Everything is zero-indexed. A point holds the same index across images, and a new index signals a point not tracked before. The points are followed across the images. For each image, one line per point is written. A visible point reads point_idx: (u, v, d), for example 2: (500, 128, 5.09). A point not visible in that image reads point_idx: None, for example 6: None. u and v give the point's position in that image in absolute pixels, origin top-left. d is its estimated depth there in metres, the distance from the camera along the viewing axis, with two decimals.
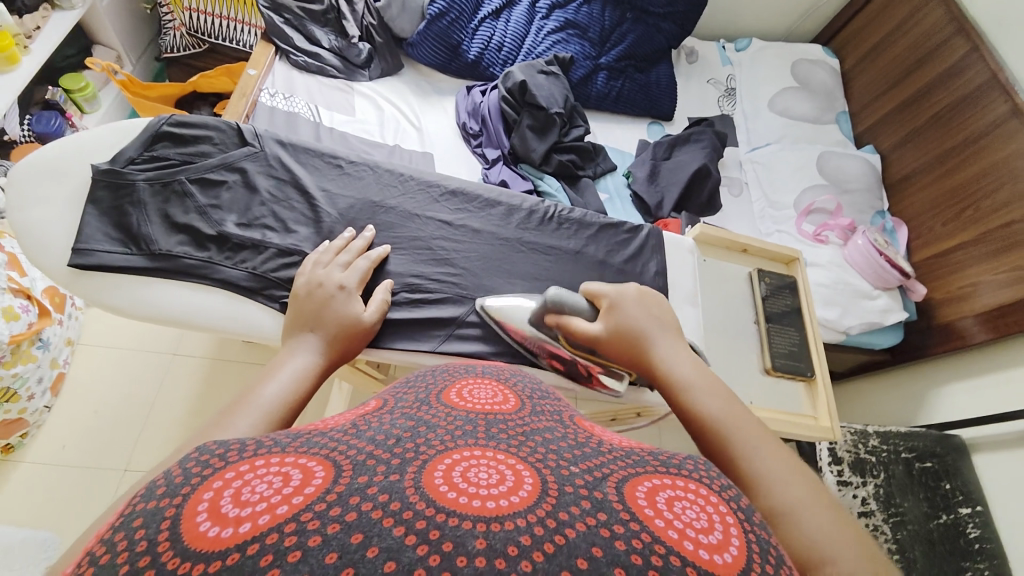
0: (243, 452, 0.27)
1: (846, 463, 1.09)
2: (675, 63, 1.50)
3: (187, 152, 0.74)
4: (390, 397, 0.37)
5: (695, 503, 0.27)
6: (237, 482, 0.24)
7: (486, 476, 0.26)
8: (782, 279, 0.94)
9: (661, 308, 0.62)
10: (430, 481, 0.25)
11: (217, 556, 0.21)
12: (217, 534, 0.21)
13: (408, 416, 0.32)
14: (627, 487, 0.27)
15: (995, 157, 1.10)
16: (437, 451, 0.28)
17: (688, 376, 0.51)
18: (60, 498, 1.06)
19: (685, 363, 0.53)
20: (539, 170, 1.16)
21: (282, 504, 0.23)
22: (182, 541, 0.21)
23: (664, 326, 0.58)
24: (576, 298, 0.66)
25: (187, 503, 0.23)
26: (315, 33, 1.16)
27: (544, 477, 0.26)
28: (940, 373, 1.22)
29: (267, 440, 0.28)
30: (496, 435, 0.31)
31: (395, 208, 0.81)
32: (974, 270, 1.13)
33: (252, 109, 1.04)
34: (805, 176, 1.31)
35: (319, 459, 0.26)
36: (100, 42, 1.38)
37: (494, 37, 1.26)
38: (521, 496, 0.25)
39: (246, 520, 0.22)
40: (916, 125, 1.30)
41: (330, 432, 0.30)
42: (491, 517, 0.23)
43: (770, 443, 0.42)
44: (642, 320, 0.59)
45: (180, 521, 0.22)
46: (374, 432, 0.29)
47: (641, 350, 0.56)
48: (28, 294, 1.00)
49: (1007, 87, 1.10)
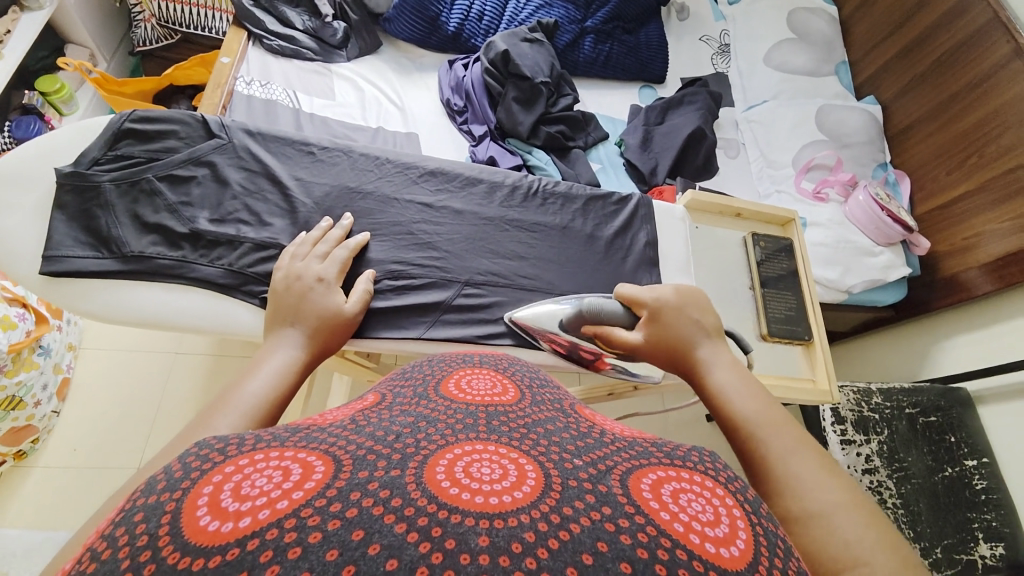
0: (243, 446, 0.26)
1: (849, 422, 1.01)
2: (665, 21, 1.43)
3: (152, 148, 0.73)
4: (387, 391, 0.35)
5: (700, 495, 0.26)
6: (237, 476, 0.23)
7: (489, 472, 0.26)
8: (777, 242, 0.92)
9: (702, 310, 0.59)
10: (432, 476, 0.24)
11: (216, 551, 0.20)
12: (216, 528, 0.21)
13: (408, 410, 0.31)
14: (631, 479, 0.26)
15: (999, 101, 1.06)
16: (439, 446, 0.27)
17: (724, 379, 0.50)
18: (76, 497, 1.10)
19: (724, 365, 0.52)
20: (527, 144, 1.12)
21: (282, 499, 0.22)
22: (182, 535, 0.21)
23: (703, 329, 0.57)
24: (612, 306, 0.65)
25: (186, 497, 0.22)
26: (287, 15, 1.12)
27: (548, 472, 0.26)
28: (946, 325, 1.21)
29: (266, 433, 0.27)
30: (498, 428, 0.30)
31: (373, 193, 0.79)
32: (978, 221, 1.10)
33: (228, 99, 1.00)
34: (803, 132, 1.26)
35: (319, 454, 0.25)
36: (73, 40, 1.33)
37: (473, 6, 1.20)
38: (524, 492, 0.24)
39: (246, 515, 0.21)
40: (917, 72, 1.24)
41: (330, 427, 0.28)
42: (495, 514, 0.22)
43: (806, 447, 0.41)
44: (680, 325, 0.57)
45: (180, 514, 0.22)
46: (373, 428, 0.28)
47: (680, 353, 0.55)
48: (24, 303, 0.99)
49: (1009, 25, 1.04)
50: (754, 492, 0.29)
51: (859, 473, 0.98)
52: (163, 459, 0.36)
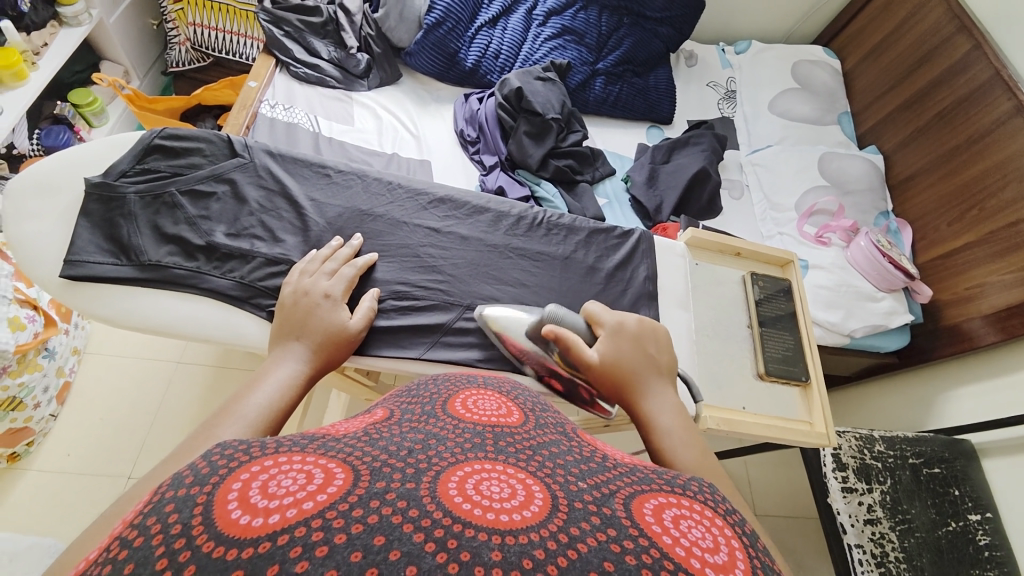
0: (266, 448, 0.26)
1: (851, 468, 0.98)
2: (674, 67, 1.49)
3: (177, 164, 0.76)
4: (395, 407, 0.36)
5: (700, 522, 0.27)
6: (263, 475, 0.24)
7: (499, 490, 0.26)
8: (777, 283, 0.93)
9: (660, 347, 0.60)
10: (445, 491, 0.25)
11: (248, 543, 0.20)
12: (247, 522, 0.21)
13: (417, 426, 0.31)
14: (634, 503, 0.26)
15: (1001, 155, 1.08)
16: (449, 462, 0.27)
17: (668, 427, 0.49)
18: (64, 502, 1.08)
19: (671, 410, 0.51)
20: (536, 176, 1.16)
21: (307, 501, 0.22)
22: (214, 526, 0.21)
23: (656, 368, 0.57)
24: (575, 317, 0.66)
25: (216, 492, 0.23)
26: (315, 45, 1.18)
27: (555, 493, 0.26)
28: (949, 376, 1.20)
29: (285, 437, 0.28)
30: (505, 449, 0.30)
31: (383, 216, 0.82)
32: (981, 271, 1.11)
33: (253, 120, 1.06)
34: (806, 177, 1.29)
35: (339, 461, 0.25)
36: (108, 57, 1.41)
37: (491, 44, 1.26)
38: (533, 510, 0.24)
39: (274, 511, 0.22)
40: (919, 125, 1.28)
41: (344, 438, 0.29)
42: (507, 530, 0.23)
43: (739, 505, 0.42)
44: (635, 357, 0.57)
45: (211, 507, 0.22)
46: (386, 440, 0.28)
47: (631, 385, 0.54)
48: (35, 305, 1.02)
49: (1010, 84, 1.08)
50: (753, 525, 0.29)
51: (861, 524, 0.94)
52: (170, 465, 0.37)
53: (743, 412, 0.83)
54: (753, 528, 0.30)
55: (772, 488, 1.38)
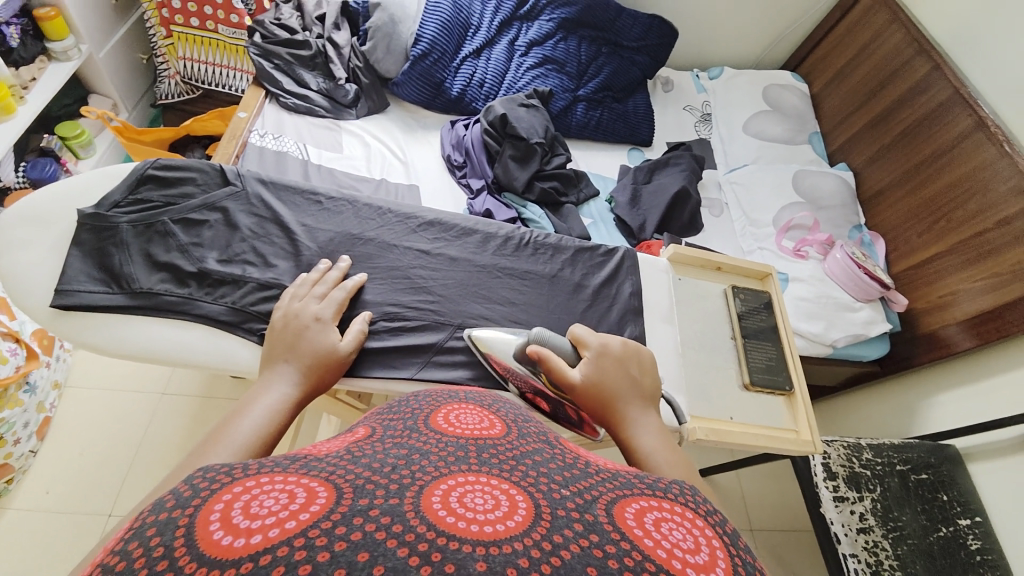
0: (248, 470, 0.27)
1: (841, 477, 0.99)
2: (652, 92, 1.56)
3: (171, 194, 0.77)
4: (378, 424, 0.36)
5: (681, 525, 0.28)
6: (245, 496, 0.24)
7: (482, 501, 0.27)
8: (758, 296, 0.96)
9: (643, 370, 0.62)
10: (429, 505, 0.25)
11: (230, 564, 0.21)
12: (229, 543, 0.22)
13: (400, 442, 0.32)
14: (615, 508, 0.27)
15: (963, 169, 1.15)
16: (433, 476, 0.28)
17: (652, 449, 0.50)
18: (41, 543, 1.04)
19: (653, 432, 0.53)
20: (522, 198, 1.19)
21: (290, 520, 0.23)
22: (197, 548, 0.22)
23: (639, 390, 0.58)
24: (560, 339, 0.67)
25: (198, 513, 0.23)
26: (304, 77, 1.21)
27: (537, 502, 0.27)
28: (930, 383, 1.23)
29: (268, 458, 0.28)
30: (488, 460, 0.31)
31: (374, 239, 0.83)
32: (953, 279, 1.15)
33: (242, 150, 1.07)
34: (782, 194, 1.34)
35: (321, 480, 0.26)
36: (97, 91, 1.42)
37: (475, 74, 1.31)
38: (516, 520, 0.25)
39: (256, 532, 0.22)
40: (885, 143, 1.35)
41: (327, 457, 0.29)
42: (490, 541, 0.24)
43: None
44: (619, 379, 0.59)
45: (193, 529, 0.23)
46: (369, 457, 0.29)
47: (615, 409, 0.55)
48: (17, 337, 1.01)
49: (968, 103, 1.15)
50: (734, 526, 0.30)
51: (854, 533, 0.95)
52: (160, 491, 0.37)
53: (732, 422, 0.84)
54: (733, 528, 0.31)
55: (766, 501, 1.38)
